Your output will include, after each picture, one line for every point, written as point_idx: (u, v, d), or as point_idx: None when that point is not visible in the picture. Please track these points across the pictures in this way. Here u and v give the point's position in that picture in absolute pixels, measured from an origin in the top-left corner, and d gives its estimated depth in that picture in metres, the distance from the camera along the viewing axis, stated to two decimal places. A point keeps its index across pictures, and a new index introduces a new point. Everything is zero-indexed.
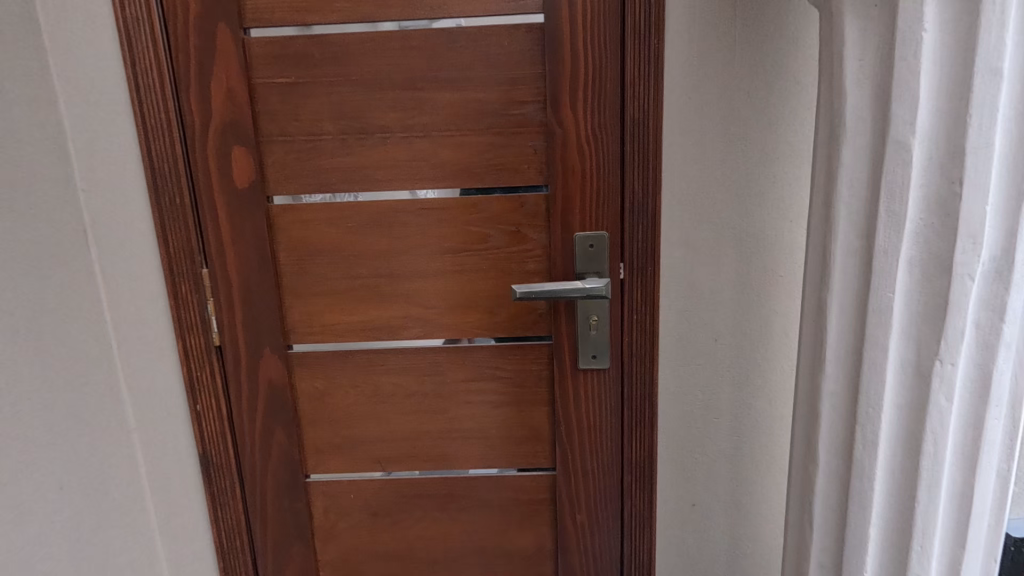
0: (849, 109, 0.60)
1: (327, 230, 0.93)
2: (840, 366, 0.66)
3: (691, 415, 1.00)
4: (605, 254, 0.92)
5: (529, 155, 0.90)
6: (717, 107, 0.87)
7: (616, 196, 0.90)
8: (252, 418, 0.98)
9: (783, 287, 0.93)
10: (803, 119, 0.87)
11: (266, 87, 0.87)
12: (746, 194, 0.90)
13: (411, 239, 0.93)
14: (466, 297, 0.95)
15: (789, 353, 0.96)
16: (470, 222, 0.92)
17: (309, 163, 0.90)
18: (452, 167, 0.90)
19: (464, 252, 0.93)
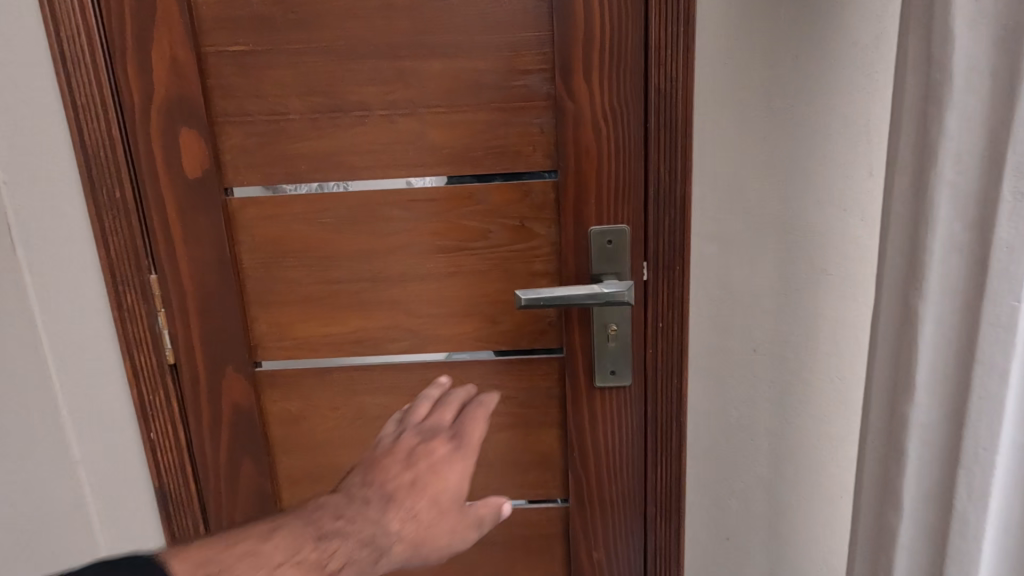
0: (959, 62, 0.47)
1: (297, 227, 0.78)
2: (937, 392, 0.53)
3: (724, 436, 0.86)
4: (626, 253, 0.77)
5: (535, 136, 0.75)
6: (759, 73, 0.72)
7: (638, 184, 0.76)
8: (215, 448, 0.85)
9: (837, 288, 0.78)
10: (863, 82, 0.70)
11: (219, 58, 0.73)
12: (793, 177, 0.75)
13: (396, 237, 0.78)
14: (462, 305, 0.80)
15: (842, 367, 0.81)
16: (466, 216, 0.78)
17: (273, 148, 0.76)
18: (443, 150, 0.76)
19: (459, 251, 0.79)
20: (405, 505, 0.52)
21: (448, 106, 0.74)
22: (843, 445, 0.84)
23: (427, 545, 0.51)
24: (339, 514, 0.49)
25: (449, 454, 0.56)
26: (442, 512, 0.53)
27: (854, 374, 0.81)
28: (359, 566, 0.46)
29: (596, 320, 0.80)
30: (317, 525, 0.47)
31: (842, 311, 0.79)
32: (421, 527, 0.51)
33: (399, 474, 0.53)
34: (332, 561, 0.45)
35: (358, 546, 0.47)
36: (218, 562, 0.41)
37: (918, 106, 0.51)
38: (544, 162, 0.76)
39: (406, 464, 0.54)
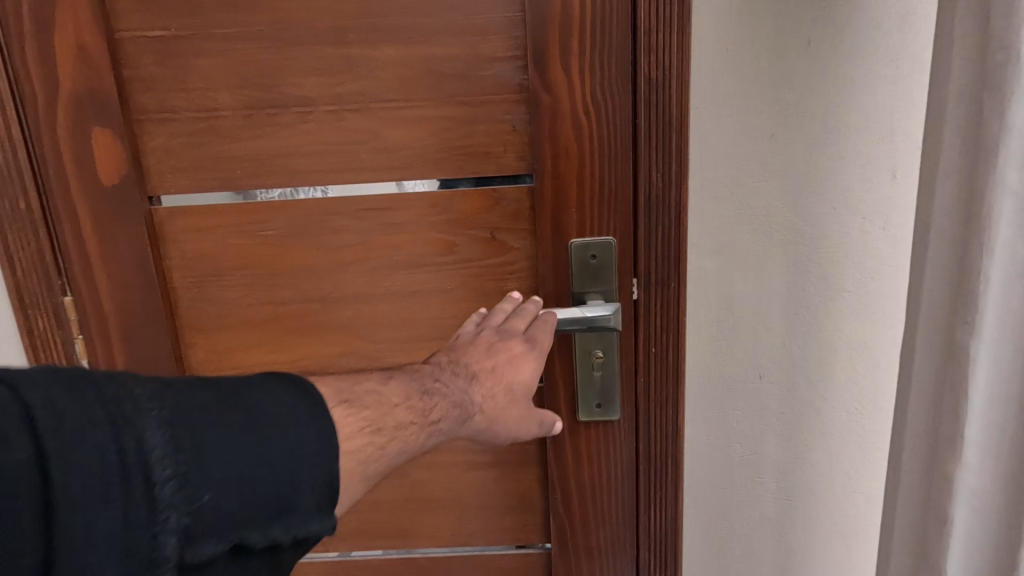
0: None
1: (233, 241, 0.68)
2: (989, 448, 0.45)
3: (726, 473, 0.76)
4: (613, 269, 0.67)
5: (505, 135, 0.65)
6: (766, 61, 0.62)
7: (626, 190, 0.65)
8: None
9: (854, 307, 0.68)
10: (888, 73, 0.61)
11: (137, 45, 0.63)
12: (804, 181, 0.65)
13: (349, 252, 0.68)
14: (426, 328, 0.70)
15: (859, 396, 0.71)
16: (428, 227, 0.67)
17: (202, 149, 0.65)
18: (400, 152, 0.65)
19: (421, 268, 0.69)
20: (487, 383, 0.55)
21: (405, 100, 0.64)
22: (862, 482, 0.74)
23: (499, 422, 0.56)
24: (437, 374, 0.52)
25: (527, 346, 0.60)
26: (522, 396, 0.57)
27: (874, 402, 0.71)
28: (450, 420, 0.50)
29: (578, 345, 0.70)
30: (422, 381, 0.50)
31: (860, 332, 0.69)
32: (506, 404, 0.56)
33: (480, 359, 0.56)
34: (433, 413, 0.48)
35: (450, 404, 0.50)
36: (350, 392, 0.44)
37: (972, 91, 0.42)
38: (516, 164, 0.65)
39: (483, 352, 0.57)
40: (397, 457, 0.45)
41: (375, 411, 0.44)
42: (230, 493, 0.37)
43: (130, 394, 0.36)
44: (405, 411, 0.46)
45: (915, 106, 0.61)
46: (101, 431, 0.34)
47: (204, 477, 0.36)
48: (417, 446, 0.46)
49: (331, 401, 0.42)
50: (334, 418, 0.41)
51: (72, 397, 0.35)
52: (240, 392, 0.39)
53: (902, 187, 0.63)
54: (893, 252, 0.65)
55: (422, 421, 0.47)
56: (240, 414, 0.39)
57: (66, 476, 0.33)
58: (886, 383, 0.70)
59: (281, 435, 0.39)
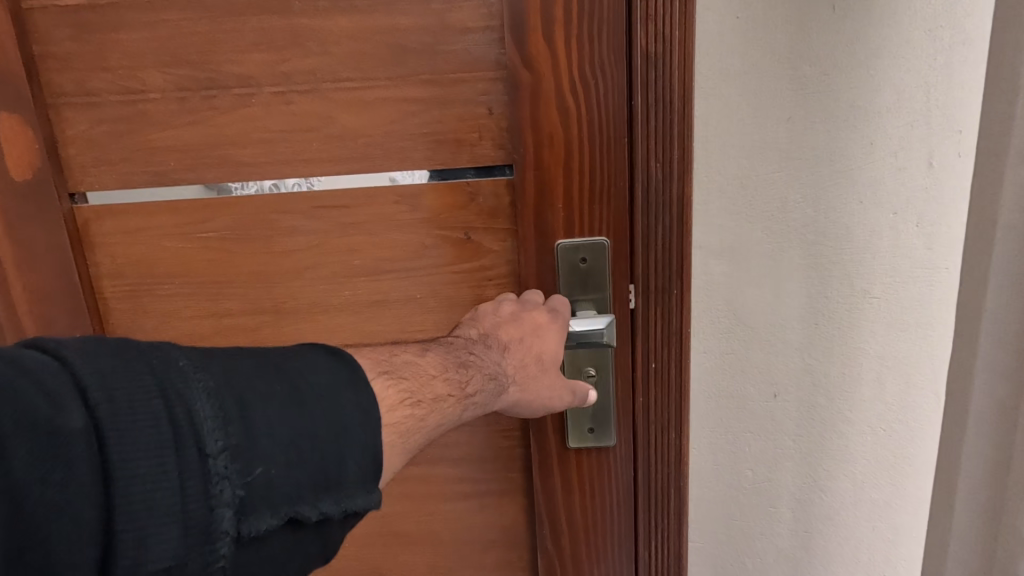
0: None
1: (167, 245, 0.60)
2: None
3: (734, 502, 0.68)
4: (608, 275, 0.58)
5: (479, 119, 0.56)
6: (781, 33, 0.54)
7: (621, 184, 0.55)
8: None
9: (881, 316, 0.59)
10: (923, 46, 0.53)
11: (49, 17, 0.54)
12: (824, 171, 0.56)
13: (302, 256, 0.59)
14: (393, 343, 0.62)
15: (887, 418, 0.62)
16: (393, 227, 0.58)
17: (130, 139, 0.57)
18: (357, 140, 0.56)
19: (385, 275, 0.60)
20: (517, 352, 0.50)
21: (364, 80, 0.55)
22: (891, 512, 0.65)
23: (535, 391, 0.50)
24: (469, 347, 0.48)
25: (552, 312, 0.54)
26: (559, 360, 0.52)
27: (905, 423, 0.62)
28: (484, 395, 0.46)
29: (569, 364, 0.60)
30: (457, 353, 0.46)
31: (889, 344, 0.60)
32: (543, 371, 0.51)
33: (508, 330, 0.51)
34: (469, 387, 0.45)
35: (485, 376, 0.46)
36: (389, 363, 0.41)
37: None
38: (493, 154, 0.57)
39: (506, 322, 0.52)
40: (435, 431, 0.42)
41: (418, 387, 0.41)
42: (285, 464, 0.34)
43: (178, 363, 0.33)
44: (444, 384, 0.43)
45: (955, 82, 0.53)
46: (153, 397, 0.31)
47: (257, 445, 0.33)
48: (455, 419, 0.43)
49: (372, 373, 0.39)
50: (374, 389, 0.38)
51: (121, 362, 0.32)
52: (282, 357, 0.37)
53: (939, 177, 0.55)
54: (929, 252, 0.57)
55: (460, 393, 0.44)
56: (289, 381, 0.35)
57: (126, 441, 0.30)
58: (919, 401, 0.61)
59: (329, 399, 0.36)
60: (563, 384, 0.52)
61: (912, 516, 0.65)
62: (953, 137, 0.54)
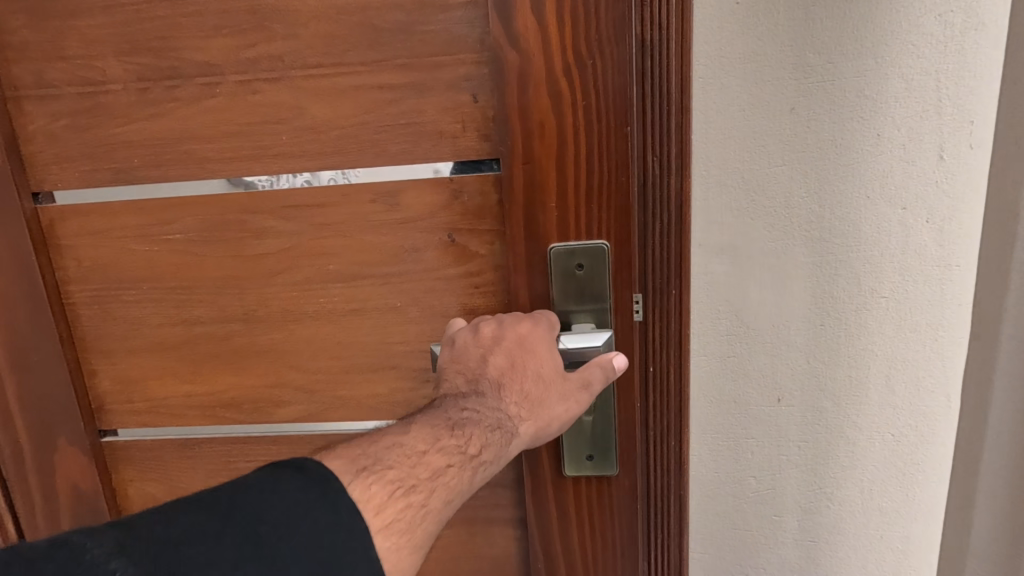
0: None
1: (131, 246, 0.62)
2: None
3: (735, 512, 0.65)
4: (609, 279, 0.54)
5: (457, 107, 0.54)
6: (784, 17, 0.51)
7: (624, 180, 0.52)
8: (50, 515, 0.70)
9: (889, 316, 0.56)
10: (932, 29, 0.50)
11: (9, 10, 0.57)
12: (829, 163, 0.53)
13: (276, 260, 0.60)
14: (371, 353, 0.61)
15: (897, 423, 0.59)
16: (368, 229, 0.57)
17: (96, 134, 0.59)
18: (327, 128, 0.56)
19: (363, 278, 0.59)
20: (516, 385, 0.47)
21: (330, 65, 0.54)
22: (898, 521, 0.62)
23: (548, 413, 0.47)
24: (459, 403, 0.45)
25: (533, 321, 0.50)
26: (561, 366, 0.48)
27: (914, 428, 0.59)
28: (495, 448, 0.44)
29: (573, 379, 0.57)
30: (446, 415, 0.43)
31: (899, 346, 0.57)
32: (551, 388, 0.47)
33: (495, 363, 0.47)
34: (471, 446, 0.42)
35: (487, 431, 0.44)
36: (367, 457, 0.39)
37: None
38: (477, 145, 0.54)
39: (490, 351, 0.48)
40: (446, 507, 0.40)
41: (406, 469, 0.39)
42: None
43: (93, 553, 0.31)
44: (439, 456, 0.41)
45: (969, 68, 0.50)
46: None
47: None
48: (466, 487, 0.41)
49: (348, 476, 0.37)
50: (353, 496, 0.36)
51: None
52: (223, 497, 0.35)
53: (948, 169, 0.52)
54: (940, 249, 0.54)
55: (463, 460, 0.42)
56: (232, 530, 0.34)
57: None
58: (930, 405, 0.58)
59: (282, 536, 0.34)
60: (580, 387, 0.48)
61: (922, 525, 0.62)
62: (965, 127, 0.51)
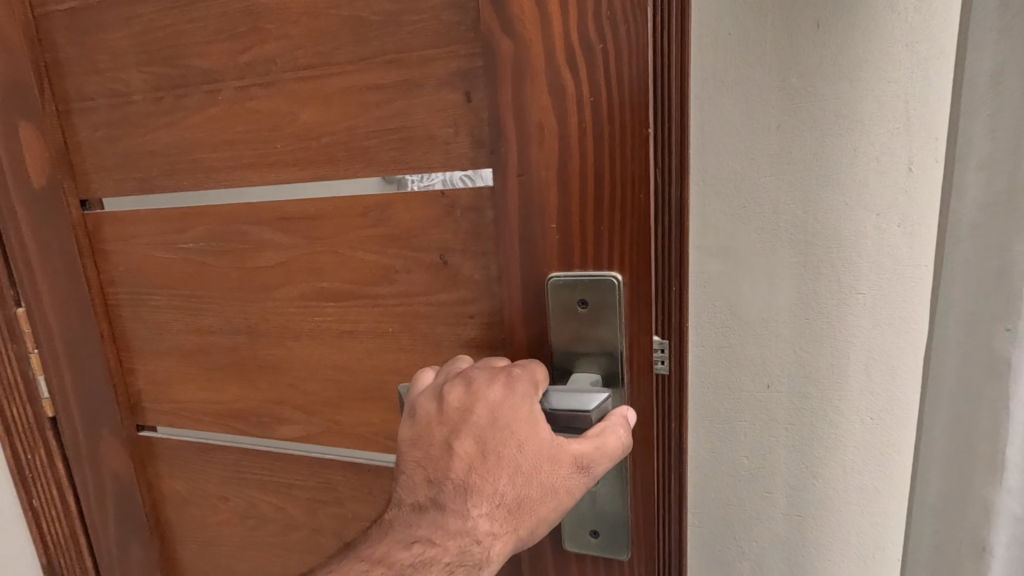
0: (967, 202, 0.43)
1: (156, 254, 0.71)
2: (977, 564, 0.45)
3: (731, 489, 0.72)
4: (618, 315, 0.52)
5: (441, 106, 0.55)
6: (769, 45, 0.59)
7: (639, 195, 0.49)
8: (95, 491, 0.79)
9: (866, 309, 0.62)
10: (899, 54, 0.56)
11: (60, 34, 0.68)
12: (810, 173, 0.60)
13: (276, 271, 0.66)
14: (365, 372, 0.65)
15: (881, 406, 0.65)
16: (358, 247, 0.61)
17: (126, 144, 0.69)
18: (318, 132, 0.60)
19: (356, 299, 0.63)
20: (484, 483, 0.46)
21: (315, 70, 0.59)
22: (877, 497, 0.68)
23: (528, 513, 0.46)
24: (416, 532, 0.46)
25: (506, 392, 0.47)
26: (541, 450, 0.46)
27: (890, 412, 0.65)
28: None
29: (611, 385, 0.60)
30: (398, 555, 0.45)
31: (877, 339, 0.63)
32: (529, 484, 0.46)
33: (462, 460, 0.46)
34: None
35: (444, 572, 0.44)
36: None
37: (971, 226, 0.43)
38: (469, 151, 0.55)
39: (456, 436, 0.47)
40: None
41: None
42: None
43: None
44: None
45: (932, 89, 0.56)
46: None
47: None
48: None
49: None
50: None
51: None
52: None
53: (917, 179, 0.58)
54: (912, 251, 0.60)
55: None
56: None
57: None
58: (907, 392, 0.64)
59: None
60: (566, 471, 0.46)
61: (899, 504, 0.67)
62: (931, 142, 0.57)
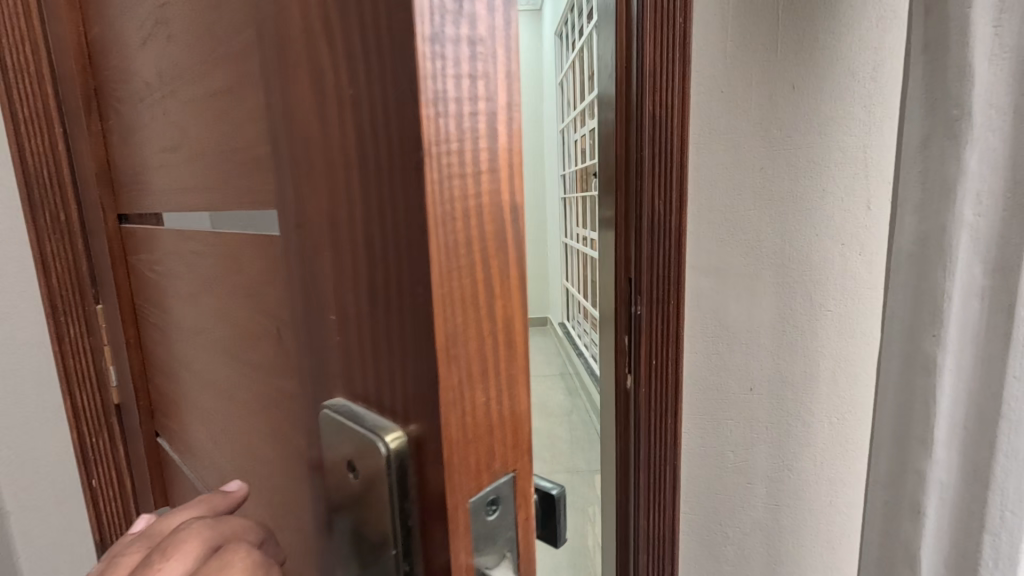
0: (907, 237, 0.59)
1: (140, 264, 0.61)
2: (901, 487, 0.63)
3: (714, 484, 0.80)
4: (394, 505, 0.23)
5: (232, 81, 0.29)
6: (755, 97, 0.69)
7: (418, 297, 0.21)
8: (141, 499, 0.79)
9: (833, 325, 0.75)
10: (857, 118, 0.70)
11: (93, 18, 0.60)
12: (789, 209, 0.72)
13: (185, 310, 0.46)
14: (212, 470, 0.47)
15: (842, 408, 0.77)
16: (220, 298, 0.38)
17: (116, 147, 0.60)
18: (172, 126, 0.41)
19: (227, 380, 0.39)
20: None
21: (162, 27, 0.38)
22: (839, 485, 0.80)
23: None
24: None
25: None
26: None
27: (852, 412, 0.77)
28: None
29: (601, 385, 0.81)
30: None
31: (841, 350, 0.75)
32: None
33: None
34: None
35: None
36: None
37: (912, 252, 0.59)
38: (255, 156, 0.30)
39: None
40: None
41: None
42: None
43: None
44: None
45: (884, 148, 0.70)
46: None
47: None
48: None
49: None
50: None
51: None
52: None
53: (876, 216, 0.72)
54: (870, 275, 0.73)
55: None
56: None
57: None
58: (863, 392, 0.77)
59: None
60: None
61: (858, 492, 0.80)
62: (886, 186, 0.71)
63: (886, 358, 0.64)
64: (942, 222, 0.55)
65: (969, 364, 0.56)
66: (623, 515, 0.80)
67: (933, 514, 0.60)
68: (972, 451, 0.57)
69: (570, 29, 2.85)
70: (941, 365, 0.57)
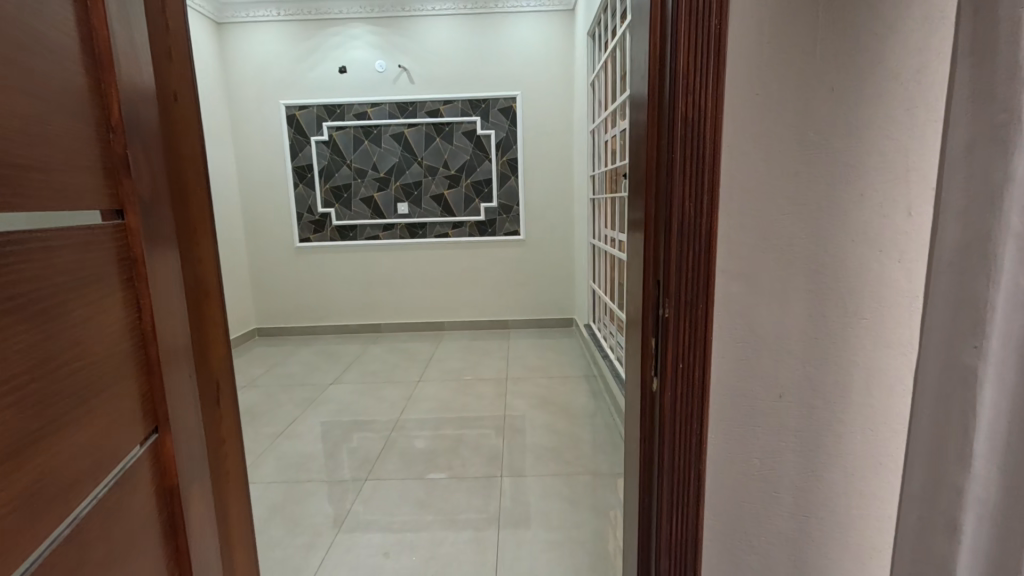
0: (954, 245, 0.58)
1: (58, 254, 0.54)
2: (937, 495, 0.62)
3: (742, 491, 0.78)
4: None
5: None
6: (791, 101, 0.68)
7: None
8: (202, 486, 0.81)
9: (867, 334, 0.73)
10: (898, 123, 0.68)
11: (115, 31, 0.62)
12: (822, 214, 0.70)
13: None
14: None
15: (873, 419, 0.75)
16: None
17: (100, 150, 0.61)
18: None
19: None
20: None
21: None
22: (869, 497, 0.78)
23: None
24: None
25: None
26: None
27: (885, 423, 0.75)
28: None
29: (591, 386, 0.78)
30: None
31: (876, 359, 0.73)
32: None
33: None
34: None
35: None
36: None
37: (958, 258, 0.57)
38: None
39: None
40: None
41: None
42: None
43: None
44: None
45: (926, 153, 0.68)
46: None
47: None
48: None
49: None
50: None
51: None
52: None
53: (917, 222, 0.70)
54: (909, 283, 0.71)
55: None
56: None
57: None
58: (898, 403, 0.74)
59: None
60: None
61: (893, 508, 0.78)
62: (926, 191, 0.69)
63: (925, 369, 0.63)
64: (987, 229, 0.54)
65: (1013, 376, 0.54)
66: (646, 513, 0.81)
67: (973, 525, 0.58)
68: (1013, 461, 0.55)
69: (603, 26, 2.84)
70: (982, 377, 0.56)
